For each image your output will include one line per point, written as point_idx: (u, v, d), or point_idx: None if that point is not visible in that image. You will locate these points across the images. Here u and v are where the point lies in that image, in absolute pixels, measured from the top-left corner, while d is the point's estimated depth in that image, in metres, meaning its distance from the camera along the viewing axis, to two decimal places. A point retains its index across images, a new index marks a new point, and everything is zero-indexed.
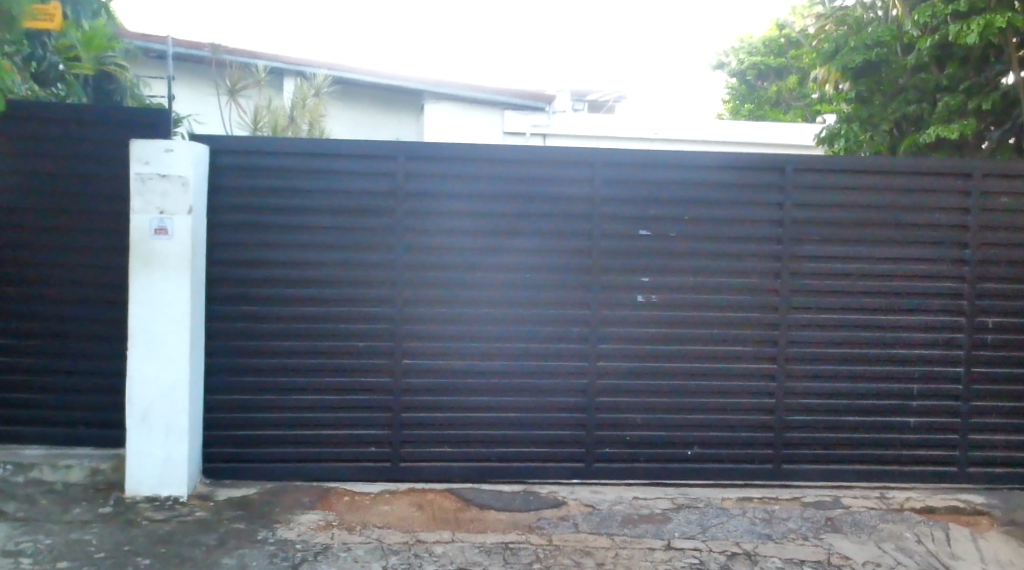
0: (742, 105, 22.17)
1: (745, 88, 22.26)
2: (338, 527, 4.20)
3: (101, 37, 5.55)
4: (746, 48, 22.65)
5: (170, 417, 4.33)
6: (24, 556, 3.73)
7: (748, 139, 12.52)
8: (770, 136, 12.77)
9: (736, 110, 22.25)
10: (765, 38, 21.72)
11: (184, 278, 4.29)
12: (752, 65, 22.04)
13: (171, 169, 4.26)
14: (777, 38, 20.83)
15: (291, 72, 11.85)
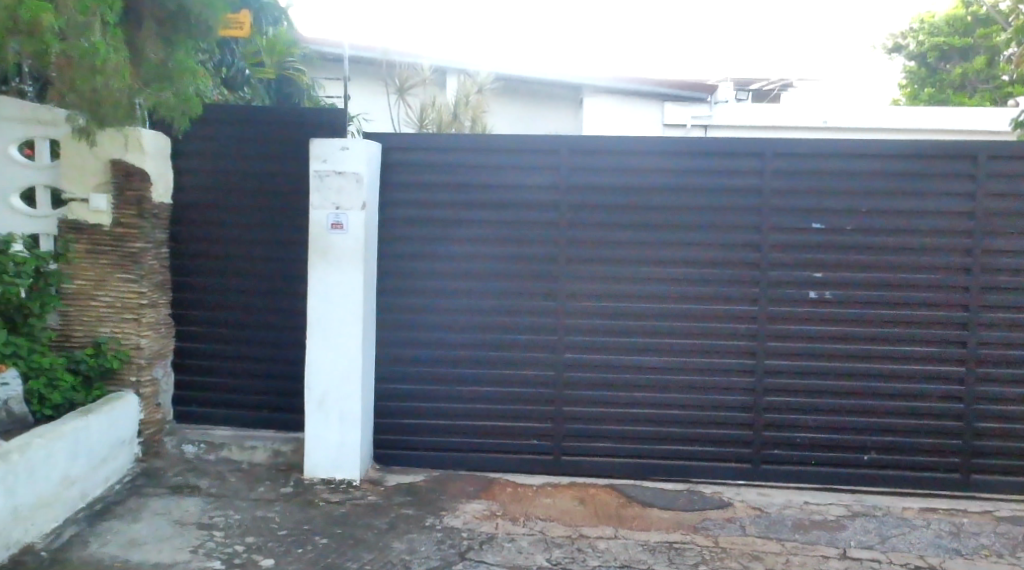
0: (922, 90, 20.80)
1: (924, 71, 20.84)
2: (501, 517, 4.27)
3: (282, 44, 5.99)
4: (925, 28, 21.10)
5: (345, 404, 4.52)
6: (216, 529, 4.06)
7: (928, 126, 11.64)
8: (951, 122, 11.82)
9: (915, 96, 20.89)
10: (949, 16, 20.16)
11: (358, 271, 4.48)
12: (933, 45, 20.51)
13: (346, 167, 4.45)
14: (968, 15, 19.34)
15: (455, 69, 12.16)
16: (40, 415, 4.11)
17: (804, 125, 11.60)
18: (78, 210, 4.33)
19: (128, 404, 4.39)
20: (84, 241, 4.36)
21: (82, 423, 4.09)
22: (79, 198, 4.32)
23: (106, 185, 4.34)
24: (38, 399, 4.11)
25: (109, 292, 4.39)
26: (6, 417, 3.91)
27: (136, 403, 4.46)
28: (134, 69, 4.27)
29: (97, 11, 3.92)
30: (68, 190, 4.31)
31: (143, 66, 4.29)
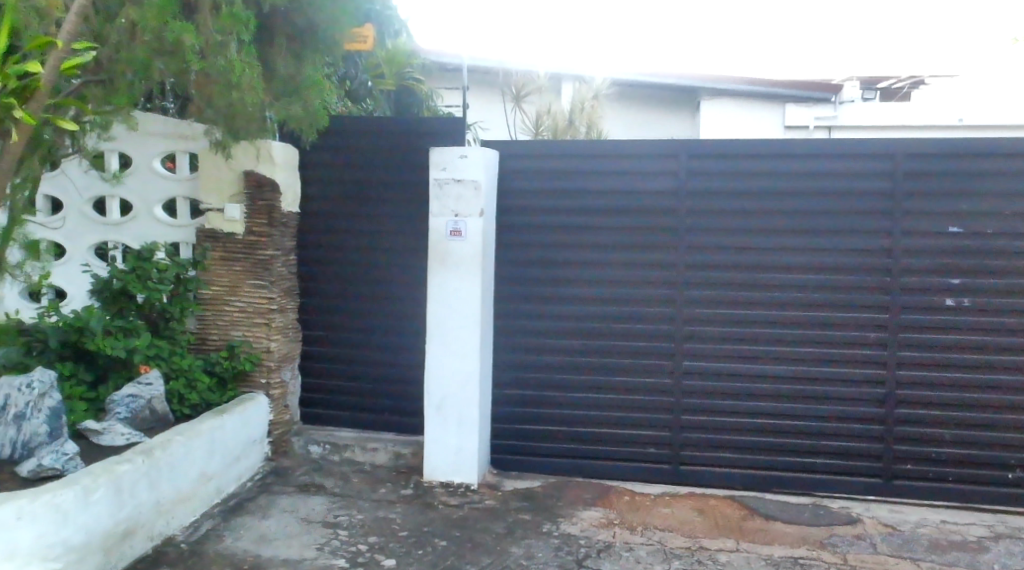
0: None
1: None
2: (619, 526, 4.23)
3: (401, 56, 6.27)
4: None
5: (463, 408, 4.58)
6: (341, 527, 4.19)
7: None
8: None
9: None
10: None
11: (476, 278, 4.54)
12: None
13: (465, 174, 4.52)
14: None
15: None
16: (181, 414, 4.37)
17: (938, 125, 10.98)
18: (215, 219, 4.57)
19: (258, 405, 4.60)
20: (220, 249, 4.58)
21: (218, 423, 4.32)
22: (216, 208, 4.56)
23: (241, 195, 4.56)
24: (178, 398, 4.38)
25: (242, 297, 4.60)
26: (149, 415, 4.22)
27: (266, 404, 4.67)
28: (268, 84, 4.48)
29: (235, 31, 4.14)
30: (207, 201, 4.55)
31: (276, 81, 4.49)
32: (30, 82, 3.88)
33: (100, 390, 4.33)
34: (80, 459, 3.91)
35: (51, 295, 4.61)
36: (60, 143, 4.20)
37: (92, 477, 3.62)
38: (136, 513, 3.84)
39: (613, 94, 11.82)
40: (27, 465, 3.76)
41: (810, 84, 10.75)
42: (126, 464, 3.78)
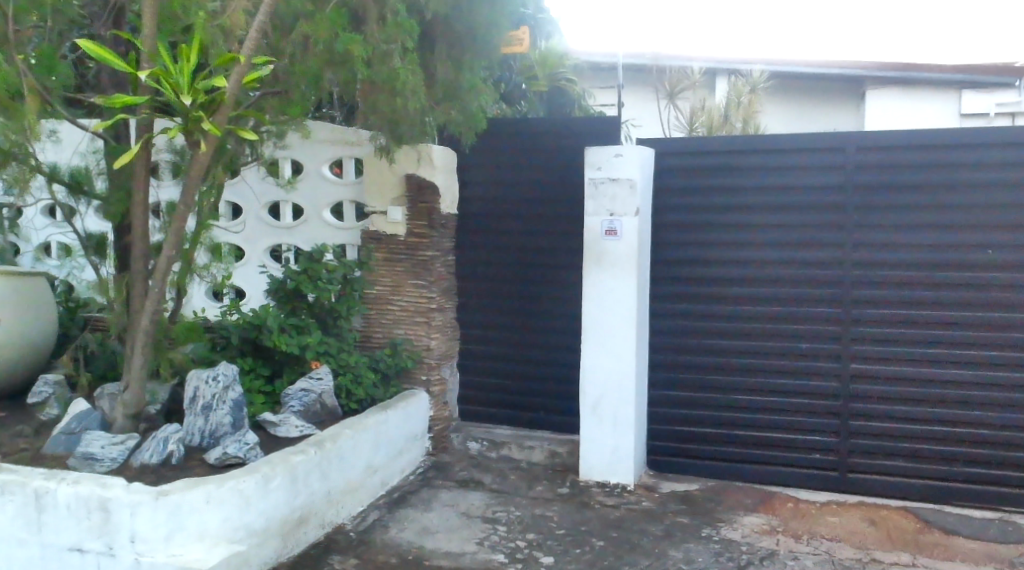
0: None
1: None
2: (783, 534, 4.09)
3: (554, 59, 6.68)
4: None
5: (619, 408, 4.56)
6: (499, 523, 4.26)
7: None
8: None
9: None
10: None
11: (631, 277, 4.51)
12: None
13: (621, 173, 4.50)
14: None
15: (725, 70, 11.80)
16: (348, 408, 4.57)
17: None
18: (378, 222, 4.76)
19: (419, 401, 4.76)
20: (383, 249, 4.76)
21: (383, 417, 4.50)
22: (380, 211, 4.74)
23: (402, 198, 4.73)
24: (346, 393, 4.56)
25: (404, 296, 4.76)
26: (320, 409, 4.43)
27: (427, 400, 4.81)
28: (430, 89, 4.64)
29: (399, 39, 4.33)
30: (371, 204, 4.73)
31: (437, 86, 4.65)
32: (216, 97, 4.17)
33: (275, 385, 4.59)
34: (261, 449, 4.15)
35: (232, 294, 4.94)
36: (241, 153, 4.50)
37: (270, 465, 3.89)
38: (309, 501, 4.08)
39: (769, 85, 11.56)
40: (215, 452, 4.04)
41: (988, 71, 10.33)
42: (301, 455, 4.02)
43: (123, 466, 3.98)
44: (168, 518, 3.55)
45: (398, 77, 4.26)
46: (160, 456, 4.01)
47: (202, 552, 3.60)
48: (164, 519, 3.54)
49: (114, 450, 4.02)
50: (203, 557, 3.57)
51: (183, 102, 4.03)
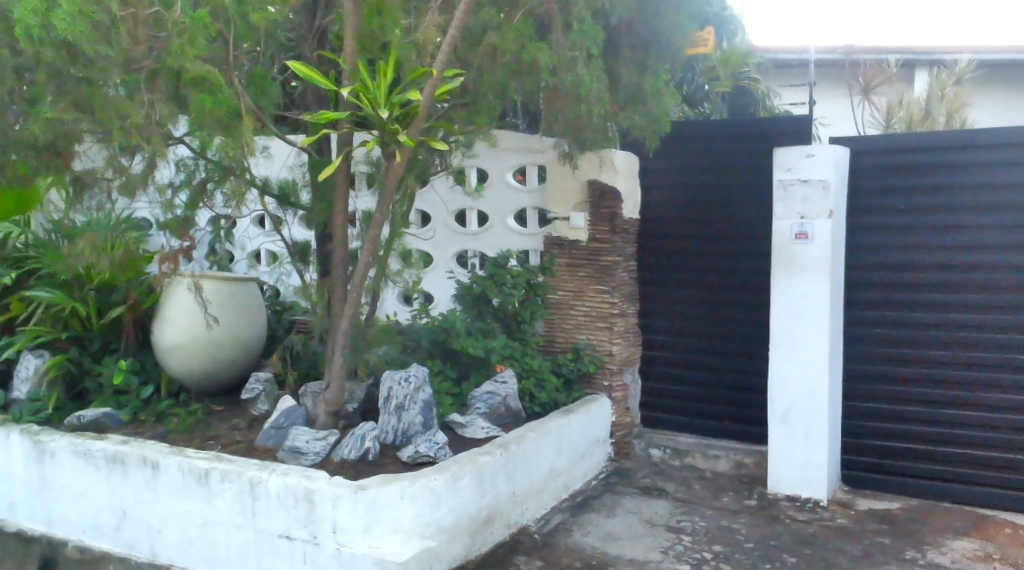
0: None
1: None
2: (1001, 562, 3.75)
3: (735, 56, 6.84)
4: None
5: (811, 419, 4.37)
6: (684, 533, 4.17)
7: None
8: None
9: None
10: None
11: (824, 282, 4.30)
12: None
13: (813, 174, 4.31)
14: None
15: (923, 63, 11.14)
16: (531, 411, 4.66)
17: None
18: (560, 227, 4.85)
19: (602, 406, 4.76)
20: (566, 256, 4.83)
21: (567, 421, 4.54)
22: (562, 217, 4.84)
23: (584, 204, 4.79)
24: (530, 396, 4.67)
25: (586, 302, 4.80)
26: (505, 412, 4.53)
27: (609, 406, 4.81)
28: (615, 94, 4.68)
29: (585, 46, 4.37)
30: (554, 211, 4.84)
31: (621, 92, 4.69)
32: (411, 109, 4.33)
33: (463, 386, 4.73)
34: (448, 448, 4.28)
35: (421, 298, 5.11)
36: (430, 163, 4.66)
37: (460, 465, 3.95)
38: (495, 501, 4.14)
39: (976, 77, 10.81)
40: (408, 450, 4.19)
41: None
42: (487, 456, 4.08)
43: (326, 460, 4.19)
44: (367, 511, 3.66)
45: (584, 85, 4.31)
46: (358, 451, 4.20)
47: (397, 546, 3.69)
48: (363, 512, 3.66)
49: (318, 445, 4.24)
50: (398, 551, 3.66)
51: (380, 116, 4.22)
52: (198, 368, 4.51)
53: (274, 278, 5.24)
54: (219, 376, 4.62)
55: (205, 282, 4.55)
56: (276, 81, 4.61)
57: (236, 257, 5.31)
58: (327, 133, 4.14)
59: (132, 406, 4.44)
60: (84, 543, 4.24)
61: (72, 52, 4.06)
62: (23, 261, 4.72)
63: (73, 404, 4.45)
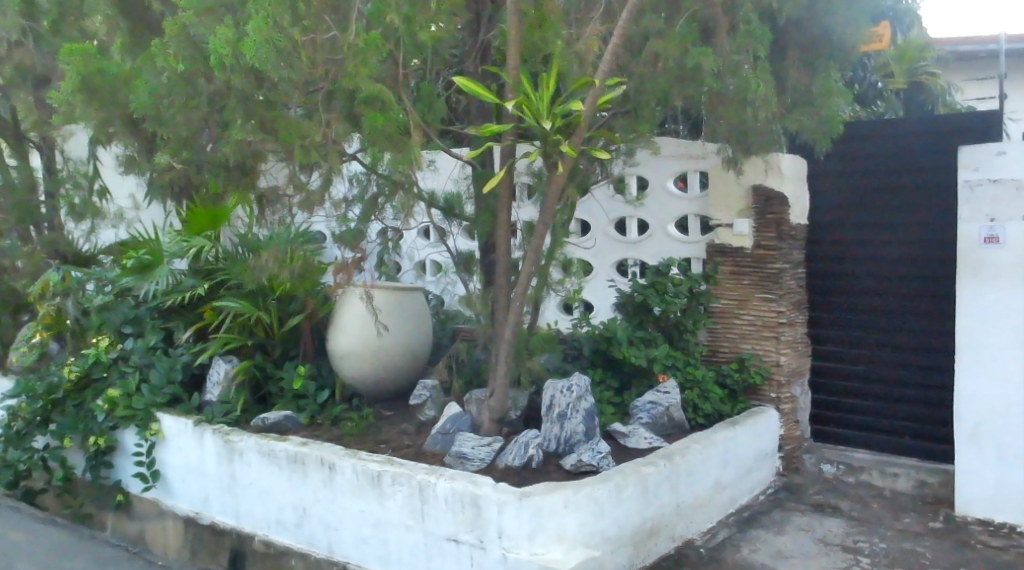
0: None
1: None
2: None
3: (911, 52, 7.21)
4: None
5: (1004, 438, 4.03)
6: (862, 554, 3.90)
7: None
8: None
9: None
10: None
11: (1018, 289, 3.94)
12: None
13: (1003, 173, 4.01)
14: None
15: None
16: (695, 422, 4.57)
17: None
18: (724, 234, 4.76)
19: (770, 418, 4.61)
20: (729, 263, 4.75)
21: (732, 433, 4.42)
22: (725, 224, 4.75)
23: (749, 210, 4.69)
24: (693, 407, 4.58)
25: (751, 311, 4.69)
26: (668, 422, 4.46)
27: (777, 417, 4.67)
28: (781, 97, 4.55)
29: (751, 48, 4.28)
30: (717, 218, 4.76)
31: (788, 94, 4.56)
32: (574, 118, 4.34)
33: (625, 396, 4.71)
34: (611, 458, 4.24)
35: (582, 307, 5.20)
36: (592, 171, 4.71)
37: (624, 475, 3.85)
38: (660, 512, 4.02)
39: None
40: (571, 459, 4.19)
41: None
42: (651, 467, 3.97)
43: (491, 466, 4.21)
44: (532, 518, 3.57)
45: (750, 87, 4.22)
46: (522, 459, 4.21)
47: (562, 555, 3.58)
48: (528, 519, 3.57)
49: (483, 451, 4.26)
50: (563, 559, 3.56)
51: (543, 126, 4.26)
52: (370, 373, 4.71)
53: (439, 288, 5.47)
54: (388, 382, 4.80)
55: (376, 291, 4.73)
56: (441, 95, 4.75)
57: (404, 267, 5.62)
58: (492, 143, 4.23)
59: (310, 409, 4.64)
60: (269, 538, 4.33)
61: (258, 77, 4.30)
62: (214, 274, 5.01)
63: (257, 407, 4.70)
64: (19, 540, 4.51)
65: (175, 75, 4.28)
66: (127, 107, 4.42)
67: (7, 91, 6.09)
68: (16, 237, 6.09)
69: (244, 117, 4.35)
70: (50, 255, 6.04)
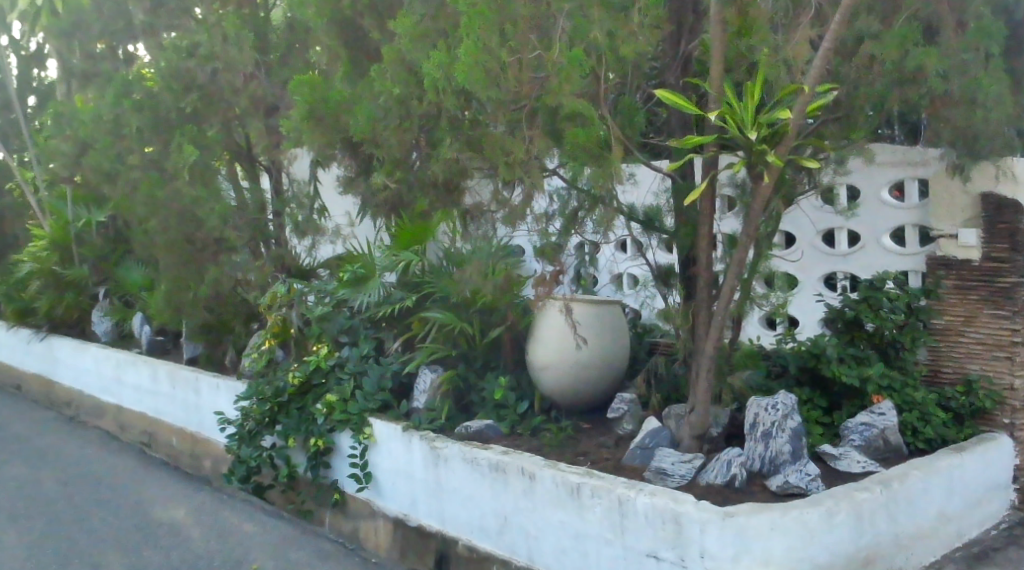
0: None
1: None
2: None
3: None
4: None
5: None
6: None
7: None
8: None
9: None
10: None
11: None
12: None
13: None
14: None
15: None
16: (915, 447, 4.26)
17: None
18: (948, 245, 4.47)
19: (1001, 446, 4.28)
20: (954, 276, 4.45)
21: (959, 460, 4.09)
22: (949, 234, 4.45)
23: (978, 219, 4.36)
24: (912, 431, 4.28)
25: (980, 328, 4.37)
26: (884, 446, 4.17)
27: (1011, 446, 4.34)
28: (1017, 96, 4.22)
29: (982, 46, 4.02)
30: (939, 227, 4.48)
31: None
32: (779, 127, 4.03)
33: (835, 416, 4.48)
34: (821, 481, 3.94)
35: (786, 322, 5.13)
36: (798, 181, 4.56)
37: (835, 499, 3.54)
38: (876, 541, 3.69)
39: None
40: (777, 480, 3.93)
41: None
42: (866, 493, 3.66)
43: (693, 484, 4.04)
44: (736, 540, 3.26)
45: (984, 87, 3.96)
46: (725, 477, 3.97)
47: None
48: (733, 540, 3.26)
49: (684, 468, 4.11)
50: None
51: (747, 136, 3.96)
52: (568, 386, 4.75)
53: (638, 301, 5.57)
54: (585, 395, 4.82)
55: (575, 304, 4.79)
56: (642, 109, 4.74)
57: (602, 281, 5.78)
58: (692, 156, 3.97)
59: (510, 419, 4.74)
60: (472, 543, 4.35)
61: (466, 98, 4.42)
62: (422, 286, 5.45)
63: (460, 415, 4.88)
64: (254, 531, 4.96)
65: (392, 98, 4.58)
66: (350, 130, 4.80)
67: (243, 120, 6.79)
68: (248, 253, 6.70)
69: (452, 137, 4.53)
70: (279, 270, 6.67)
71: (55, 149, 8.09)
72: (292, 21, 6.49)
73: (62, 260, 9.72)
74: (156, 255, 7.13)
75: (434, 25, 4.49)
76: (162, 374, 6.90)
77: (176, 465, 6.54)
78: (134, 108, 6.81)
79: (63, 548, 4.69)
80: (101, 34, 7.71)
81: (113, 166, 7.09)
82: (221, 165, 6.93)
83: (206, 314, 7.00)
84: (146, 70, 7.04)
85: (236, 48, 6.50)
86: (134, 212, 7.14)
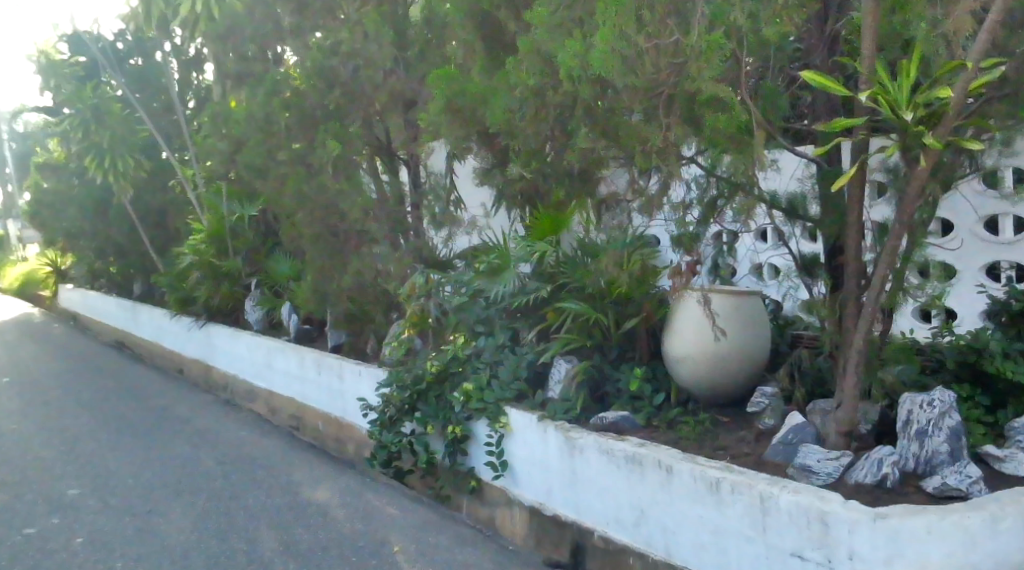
0: None
1: None
2: None
3: None
4: None
5: None
6: None
7: None
8: None
9: None
10: None
11: None
12: None
13: None
14: None
15: None
16: None
17: None
18: None
19: None
20: None
21: None
22: None
23: None
24: None
25: None
26: None
27: None
28: None
29: None
30: None
31: None
32: (939, 108, 3.69)
33: (999, 415, 4.17)
34: (984, 485, 3.55)
35: (942, 315, 5.11)
36: (959, 163, 4.25)
37: (999, 504, 3.15)
38: None
39: None
40: (933, 481, 3.60)
41: None
42: None
43: (840, 483, 3.77)
44: (888, 544, 2.99)
45: None
46: (875, 476, 3.70)
47: None
48: (884, 544, 3.00)
49: (830, 465, 3.85)
50: None
51: (900, 117, 3.66)
52: (705, 379, 4.65)
53: (779, 292, 5.53)
54: (723, 389, 4.71)
55: (714, 295, 4.69)
56: (785, 93, 4.53)
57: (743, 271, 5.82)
58: (839, 141, 3.65)
59: (646, 411, 4.67)
60: (609, 535, 4.28)
61: (601, 86, 4.32)
62: (556, 278, 5.43)
63: (596, 406, 4.86)
64: (395, 516, 5.16)
65: (528, 89, 4.60)
66: (488, 121, 4.92)
67: (383, 115, 7.07)
68: (388, 244, 6.95)
69: (588, 127, 4.44)
70: (416, 260, 6.78)
71: (211, 147, 8.70)
72: (427, 16, 6.59)
73: (218, 252, 10.44)
74: (303, 246, 7.57)
75: (571, 14, 4.48)
76: (308, 361, 7.24)
77: (323, 448, 6.86)
78: (282, 106, 7.17)
79: (220, 522, 5.03)
80: (252, 37, 8.15)
81: (263, 162, 7.54)
82: (363, 159, 7.18)
83: (349, 304, 7.30)
84: (293, 70, 7.46)
85: (376, 46, 6.77)
86: (283, 206, 7.56)
